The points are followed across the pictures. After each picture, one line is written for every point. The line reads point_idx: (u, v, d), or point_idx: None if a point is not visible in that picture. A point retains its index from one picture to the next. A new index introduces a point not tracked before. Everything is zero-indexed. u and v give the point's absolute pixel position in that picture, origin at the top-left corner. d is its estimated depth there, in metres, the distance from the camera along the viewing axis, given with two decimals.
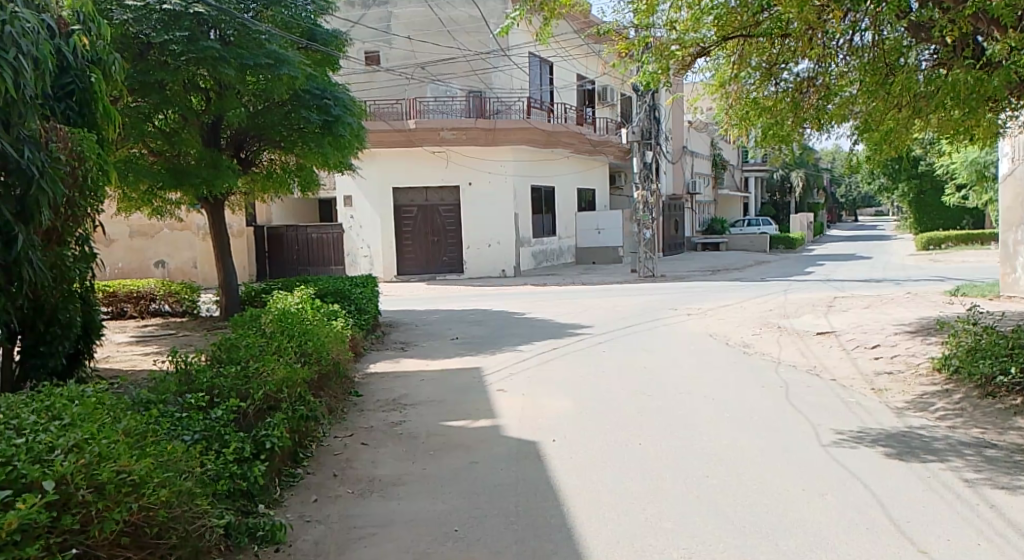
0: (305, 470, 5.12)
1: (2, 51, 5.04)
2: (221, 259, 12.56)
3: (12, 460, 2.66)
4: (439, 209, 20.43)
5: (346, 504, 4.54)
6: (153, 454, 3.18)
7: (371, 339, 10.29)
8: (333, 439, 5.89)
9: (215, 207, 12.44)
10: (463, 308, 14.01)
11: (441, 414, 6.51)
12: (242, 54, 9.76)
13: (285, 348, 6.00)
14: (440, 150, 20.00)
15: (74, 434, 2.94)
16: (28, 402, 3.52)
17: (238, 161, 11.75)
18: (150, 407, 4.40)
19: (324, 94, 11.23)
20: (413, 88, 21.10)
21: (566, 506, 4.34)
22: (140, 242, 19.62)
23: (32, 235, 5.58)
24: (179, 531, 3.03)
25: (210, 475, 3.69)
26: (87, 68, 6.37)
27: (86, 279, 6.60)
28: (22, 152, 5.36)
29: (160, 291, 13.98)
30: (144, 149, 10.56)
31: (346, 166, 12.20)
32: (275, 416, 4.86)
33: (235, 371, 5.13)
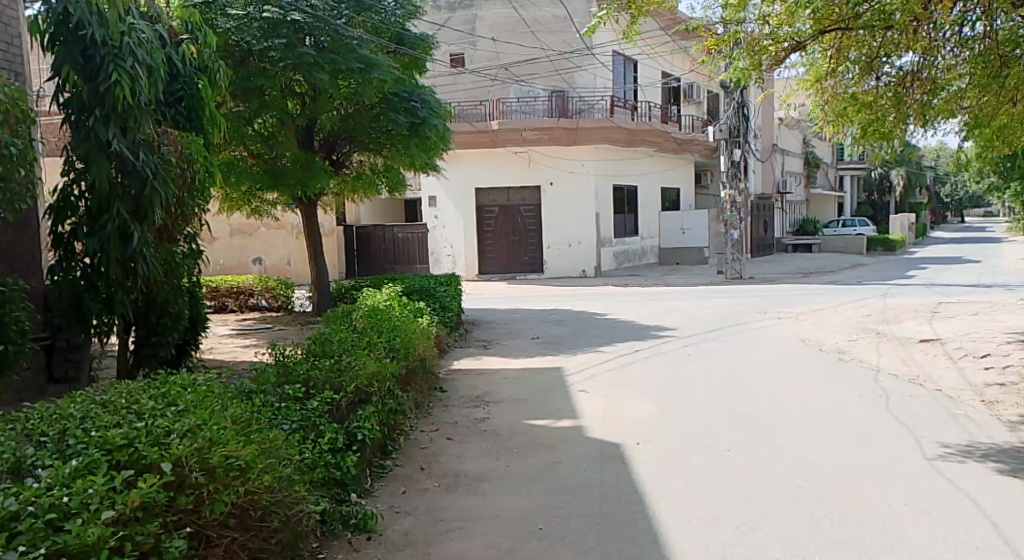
0: (394, 462, 5.28)
1: (121, 60, 5.54)
2: (314, 257, 13.00)
3: (134, 442, 2.86)
4: (520, 209, 20.56)
5: (433, 498, 4.64)
6: (257, 441, 3.34)
7: (455, 337, 10.44)
8: (421, 433, 6.04)
9: (308, 207, 12.87)
10: (546, 308, 14.06)
11: (524, 412, 6.57)
12: (335, 60, 10.14)
13: (375, 343, 6.18)
14: (522, 150, 20.09)
15: (188, 421, 3.14)
16: (147, 388, 3.79)
17: (330, 163, 12.06)
18: (252, 395, 4.64)
19: (412, 97, 11.48)
20: (496, 90, 21.37)
21: (653, 510, 4.31)
22: (240, 240, 20.53)
23: (147, 233, 5.96)
24: (280, 516, 3.15)
25: (307, 463, 3.85)
26: (195, 75, 6.74)
27: (195, 274, 6.95)
28: (138, 154, 5.76)
29: (257, 287, 14.61)
30: (244, 152, 11.00)
31: (433, 168, 12.43)
32: (366, 409, 5.01)
33: (329, 365, 5.35)
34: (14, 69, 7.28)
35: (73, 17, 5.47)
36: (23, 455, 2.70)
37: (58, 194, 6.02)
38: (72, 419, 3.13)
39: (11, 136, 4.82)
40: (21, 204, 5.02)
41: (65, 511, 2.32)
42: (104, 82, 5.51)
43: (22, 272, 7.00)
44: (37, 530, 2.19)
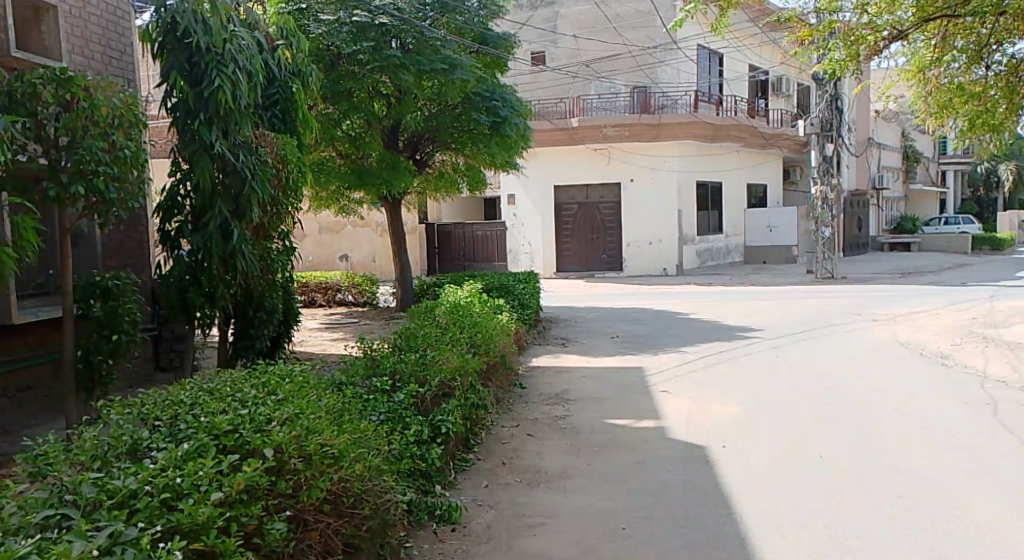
0: (476, 456, 5.36)
1: (223, 66, 5.82)
2: (397, 254, 13.28)
3: (239, 428, 3.01)
4: (600, 206, 20.45)
5: (514, 493, 4.69)
6: (349, 431, 3.45)
7: (533, 334, 10.50)
8: (502, 428, 6.10)
9: (392, 205, 13.16)
10: (627, 306, 13.96)
11: (606, 411, 6.54)
12: (420, 61, 10.35)
13: (458, 339, 6.28)
14: (602, 147, 20.00)
15: (286, 410, 3.28)
16: (249, 377, 4.00)
17: (414, 162, 12.32)
18: (343, 386, 4.80)
19: (493, 96, 11.60)
20: (577, 87, 21.31)
21: (741, 515, 4.22)
22: (329, 238, 21.18)
23: (246, 230, 6.27)
24: (371, 504, 3.26)
25: (394, 454, 3.96)
26: (289, 79, 7.00)
27: (289, 269, 7.25)
28: (237, 155, 6.06)
29: (345, 282, 15.06)
30: (334, 152, 11.32)
31: (513, 166, 12.51)
32: (450, 402, 5.11)
33: (414, 359, 5.46)
34: (127, 76, 7.73)
35: (180, 26, 5.80)
36: (139, 437, 2.88)
37: (164, 194, 6.37)
38: (182, 405, 3.32)
39: (125, 138, 5.14)
40: (134, 203, 5.33)
41: (178, 491, 2.44)
42: (208, 87, 5.81)
43: (134, 265, 7.46)
44: (154, 507, 2.32)
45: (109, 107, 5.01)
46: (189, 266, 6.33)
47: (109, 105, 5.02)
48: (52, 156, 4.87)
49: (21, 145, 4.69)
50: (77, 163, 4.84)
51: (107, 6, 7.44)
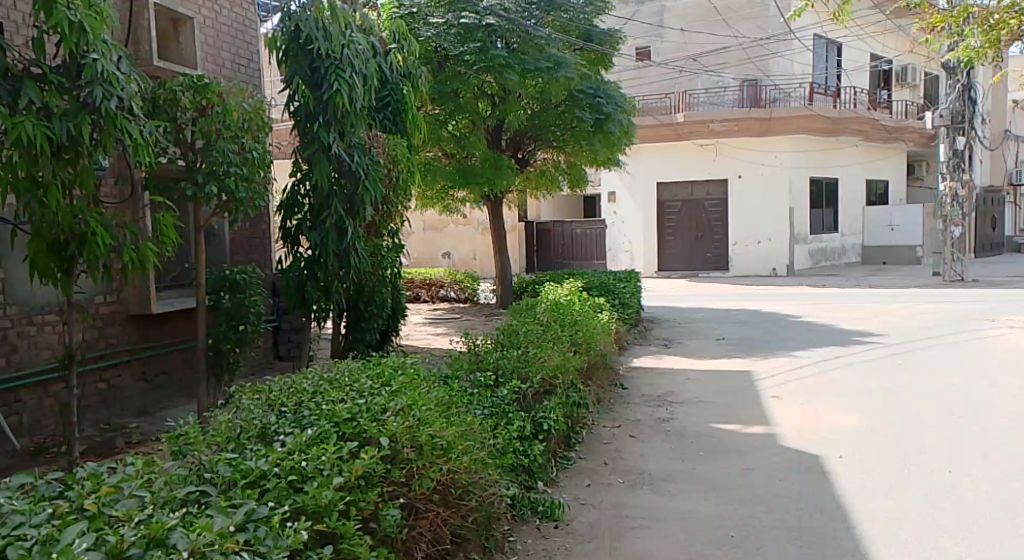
0: (578, 455, 5.38)
1: (341, 71, 6.11)
2: (499, 252, 13.44)
3: (356, 417, 3.16)
4: (705, 203, 20.02)
5: (618, 494, 4.67)
6: (457, 423, 3.55)
7: (634, 333, 10.38)
8: (603, 428, 6.09)
9: (494, 203, 13.31)
10: (733, 308, 13.57)
11: (711, 415, 6.41)
12: (524, 60, 10.45)
13: (560, 336, 6.30)
14: (709, 142, 19.52)
15: (400, 400, 3.40)
16: (364, 368, 4.17)
17: (516, 161, 12.42)
18: (448, 380, 4.93)
19: (598, 93, 11.52)
20: (683, 81, 20.89)
21: (860, 529, 4.05)
22: (432, 235, 21.71)
23: (359, 228, 6.55)
24: (477, 496, 3.33)
25: (499, 449, 4.03)
26: (401, 81, 7.22)
27: (397, 266, 7.49)
28: (353, 155, 6.34)
29: (448, 279, 15.38)
30: (439, 153, 11.56)
31: (616, 163, 12.40)
32: (552, 400, 5.16)
33: (516, 355, 5.53)
34: (253, 82, 8.17)
35: (303, 33, 6.12)
36: (268, 422, 3.07)
37: (285, 192, 6.70)
38: (304, 393, 3.50)
39: (253, 141, 5.48)
40: (260, 202, 5.65)
41: (302, 474, 2.59)
42: (327, 91, 6.10)
43: (257, 259, 7.91)
44: (281, 489, 2.46)
45: (240, 111, 5.34)
46: (307, 261, 6.61)
47: (240, 110, 5.35)
48: (189, 158, 5.24)
49: (163, 148, 5.07)
50: (210, 164, 5.18)
51: (237, 16, 7.90)
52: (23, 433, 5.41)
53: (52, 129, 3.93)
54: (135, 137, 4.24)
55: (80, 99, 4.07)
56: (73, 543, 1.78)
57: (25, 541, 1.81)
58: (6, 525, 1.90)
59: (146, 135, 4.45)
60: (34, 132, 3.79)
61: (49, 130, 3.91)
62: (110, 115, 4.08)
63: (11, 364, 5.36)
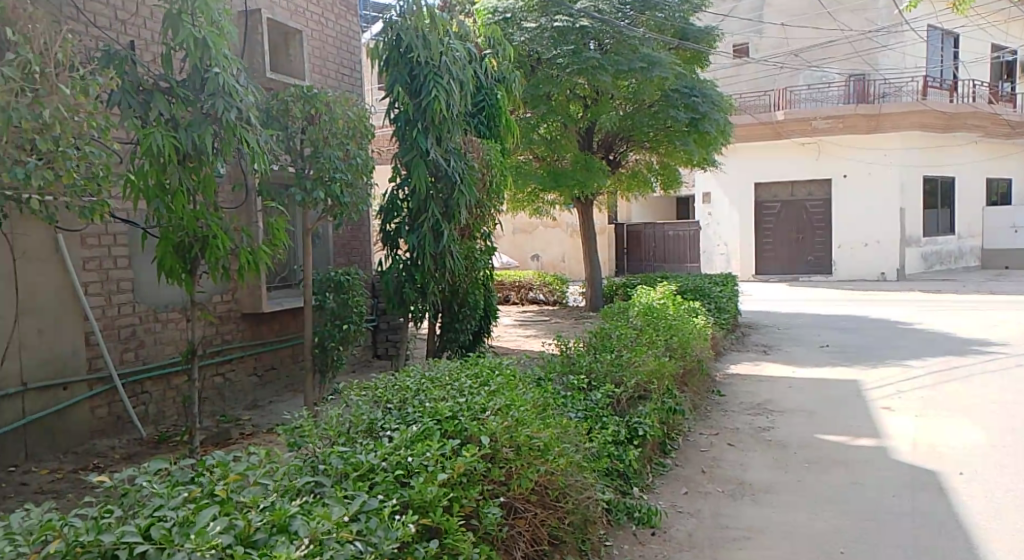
0: (674, 462, 5.30)
1: (439, 77, 6.29)
2: (590, 255, 13.39)
3: (458, 415, 3.25)
4: (806, 204, 19.35)
5: (718, 503, 4.56)
6: (554, 425, 3.57)
7: (731, 340, 10.11)
8: (699, 435, 5.97)
9: (584, 206, 13.27)
10: (837, 313, 13.02)
11: (816, 426, 6.18)
12: (618, 61, 10.38)
13: (654, 341, 6.23)
14: (811, 141, 18.79)
15: (499, 400, 3.46)
16: (462, 368, 4.26)
17: (608, 162, 12.36)
18: (542, 382, 4.96)
19: (694, 92, 11.26)
20: (784, 78, 20.25)
21: (984, 550, 3.82)
22: (521, 238, 21.75)
23: (453, 231, 6.71)
24: (573, 499, 3.33)
25: (595, 452, 4.03)
26: (495, 86, 7.32)
27: (490, 269, 7.58)
28: (449, 160, 6.51)
29: (536, 282, 15.46)
30: (530, 156, 11.61)
31: (710, 163, 12.16)
32: (647, 405, 5.10)
33: (610, 359, 5.49)
34: (355, 91, 8.45)
35: (404, 42, 6.32)
36: (375, 419, 3.19)
37: (384, 197, 6.89)
38: (408, 390, 3.62)
39: (356, 147, 5.71)
40: (363, 206, 5.87)
41: (408, 469, 2.67)
42: (426, 98, 6.29)
43: (358, 262, 8.19)
44: (389, 483, 2.55)
45: (345, 120, 5.58)
46: (405, 263, 6.77)
47: (345, 118, 5.57)
48: (299, 166, 5.49)
49: (276, 156, 5.34)
50: (318, 171, 5.42)
51: (341, 28, 8.22)
52: (149, 423, 5.78)
53: (178, 138, 4.24)
54: (252, 145, 4.49)
55: (204, 111, 4.35)
56: (207, 526, 1.91)
57: (165, 522, 1.95)
58: (148, 507, 2.05)
59: (261, 144, 4.69)
60: (162, 143, 4.11)
61: (176, 140, 4.22)
62: (230, 125, 4.33)
63: (138, 358, 5.75)
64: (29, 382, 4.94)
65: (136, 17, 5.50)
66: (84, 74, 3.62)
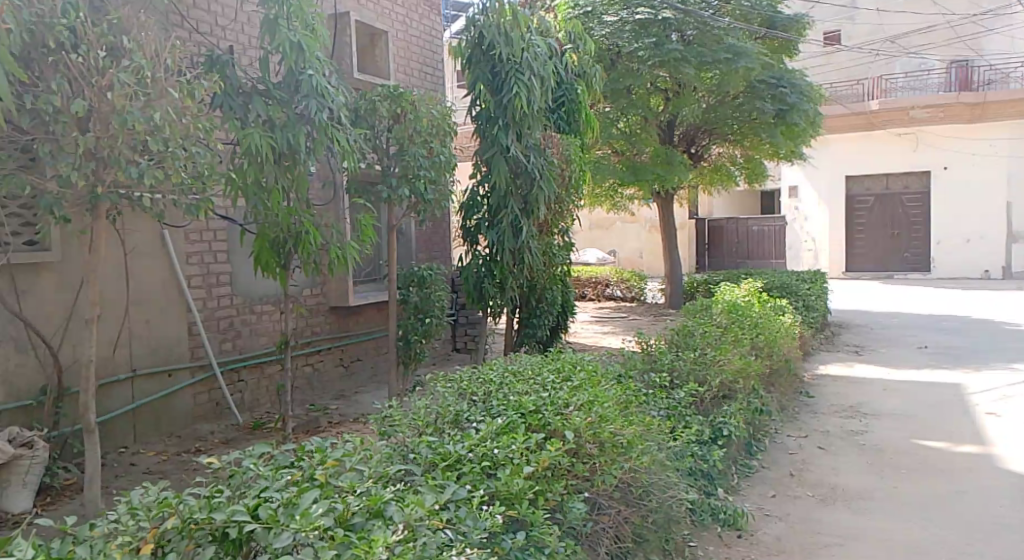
0: (761, 464, 5.19)
1: (520, 74, 6.32)
2: (670, 251, 13.21)
3: (541, 409, 3.28)
4: (902, 198, 18.50)
5: (807, 508, 4.44)
6: (637, 422, 3.56)
7: (820, 339, 9.80)
8: (787, 437, 5.83)
9: (664, 201, 13.10)
10: (933, 313, 12.43)
11: (911, 430, 5.94)
12: (702, 52, 10.19)
13: (740, 339, 6.09)
14: (908, 131, 17.93)
15: (582, 396, 3.47)
16: (545, 363, 4.29)
17: (689, 156, 12.16)
18: (623, 378, 4.93)
19: (782, 83, 10.90)
20: (879, 66, 19.51)
21: None
22: (599, 233, 21.60)
23: (532, 227, 6.75)
24: (657, 497, 3.30)
25: (678, 451, 3.97)
26: (575, 81, 7.29)
27: (568, 265, 7.59)
28: (529, 156, 6.56)
29: (614, 278, 15.37)
30: (609, 151, 11.54)
31: (797, 156, 11.83)
32: (732, 405, 5.00)
33: (694, 356, 5.39)
34: (438, 89, 8.58)
35: (486, 39, 6.38)
36: (460, 411, 3.26)
37: (465, 193, 6.98)
38: (492, 383, 3.67)
39: (440, 145, 5.81)
40: (446, 203, 5.98)
41: (495, 461, 2.72)
42: (507, 94, 6.34)
43: (439, 257, 8.33)
44: (476, 473, 2.60)
45: (429, 118, 5.66)
46: (484, 259, 6.85)
47: (429, 116, 5.68)
48: (385, 164, 5.63)
49: (364, 154, 5.50)
50: (404, 168, 5.55)
51: (424, 27, 8.36)
52: (245, 410, 6.06)
53: (274, 139, 4.43)
54: (342, 144, 4.65)
55: (297, 111, 4.54)
56: (310, 507, 1.99)
57: (271, 503, 2.05)
58: (255, 489, 2.16)
59: (351, 143, 4.85)
60: (260, 143, 4.31)
61: (273, 140, 4.41)
62: (322, 125, 4.52)
63: (236, 348, 6.04)
64: (138, 369, 5.24)
65: (234, 23, 5.74)
66: (190, 79, 3.81)
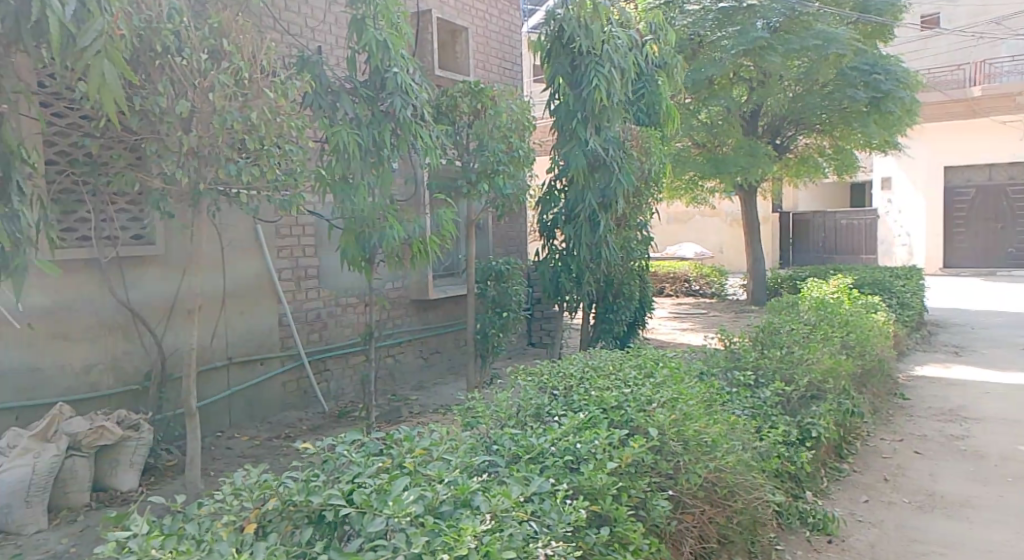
0: (852, 467, 5.02)
1: (600, 66, 6.29)
2: (753, 246, 12.90)
3: (624, 405, 3.26)
4: (1007, 190, 17.46)
5: (904, 515, 4.27)
6: (722, 421, 3.50)
7: (916, 338, 9.37)
8: (881, 441, 5.61)
9: (747, 194, 12.77)
10: None
11: (1016, 437, 5.62)
12: (789, 40, 9.87)
13: (830, 338, 5.89)
14: (1013, 119, 16.80)
15: (666, 393, 3.44)
16: (626, 359, 4.26)
17: (774, 147, 11.81)
18: (706, 376, 4.85)
19: (875, 69, 10.30)
20: (982, 49, 18.56)
21: None
22: (676, 227, 21.24)
23: (610, 221, 6.68)
24: (743, 498, 3.24)
25: (765, 452, 3.88)
26: (655, 72, 7.19)
27: (647, 259, 7.51)
28: (608, 149, 6.51)
29: (693, 274, 15.13)
30: (690, 143, 11.36)
31: (891, 145, 11.32)
32: (822, 406, 4.85)
33: (781, 355, 5.24)
34: (517, 83, 8.61)
35: (566, 33, 6.37)
36: (542, 404, 3.29)
37: (543, 188, 7.00)
38: (573, 378, 3.69)
39: (519, 140, 5.83)
40: (524, 197, 6.01)
41: (577, 455, 2.72)
42: (586, 87, 6.31)
43: (515, 252, 8.38)
44: (560, 467, 2.62)
45: (509, 113, 5.70)
46: (562, 254, 6.86)
47: (509, 111, 5.72)
48: (465, 159, 5.70)
49: (445, 149, 5.57)
50: (484, 163, 5.61)
51: (504, 22, 8.41)
52: (331, 398, 6.25)
53: (361, 136, 4.56)
54: (425, 140, 4.74)
55: (383, 109, 4.66)
56: (401, 494, 2.06)
57: (364, 488, 2.12)
58: (348, 474, 2.24)
59: (433, 139, 4.96)
60: (347, 141, 4.44)
61: (360, 137, 4.54)
62: (406, 122, 4.64)
63: (322, 338, 6.24)
64: (233, 357, 5.49)
65: (322, 24, 5.92)
66: (284, 80, 3.96)
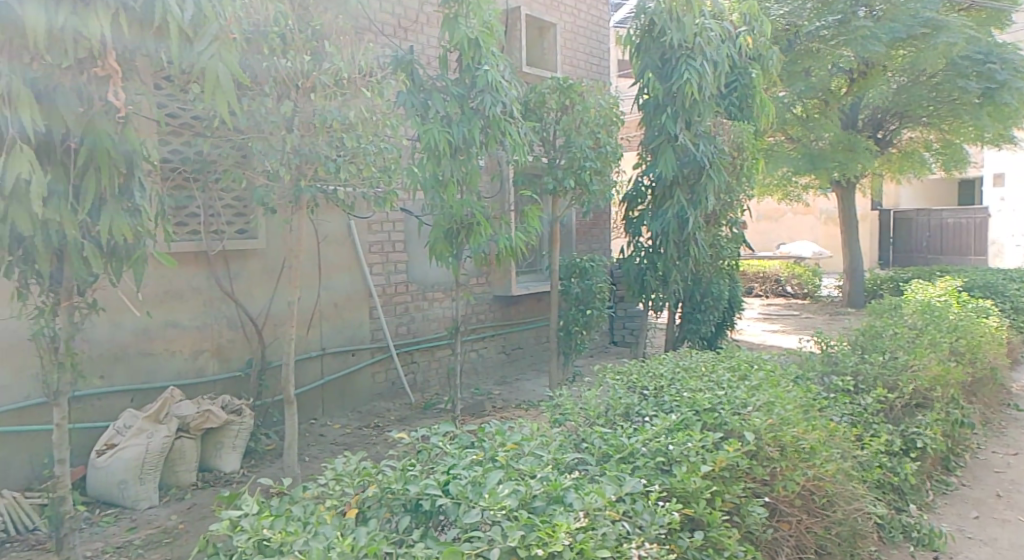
0: (960, 481, 4.76)
1: (692, 60, 6.15)
2: (851, 245, 12.38)
3: (718, 407, 3.18)
4: None
5: (1017, 534, 4.02)
6: (821, 428, 3.38)
7: None
8: (993, 454, 5.29)
9: (844, 191, 12.24)
10: None
11: None
12: (894, 29, 9.38)
13: (938, 344, 5.57)
14: None
15: (762, 396, 3.33)
16: (718, 360, 4.16)
17: (876, 142, 11.40)
18: (802, 379, 4.68)
19: (989, 58, 9.74)
20: None
21: None
22: (767, 225, 20.63)
23: (700, 218, 6.50)
24: (842, 508, 3.14)
25: (866, 462, 3.73)
26: (749, 65, 6.96)
27: (737, 258, 7.31)
28: (698, 145, 6.36)
29: (785, 273, 14.63)
30: (784, 138, 11.00)
31: (1006, 139, 10.61)
32: (927, 416, 4.61)
33: (882, 360, 5.00)
34: (604, 78, 8.52)
35: (658, 26, 6.28)
36: (631, 404, 3.25)
37: (630, 184, 6.94)
38: (664, 378, 3.63)
39: (607, 135, 5.79)
40: (611, 194, 5.96)
41: (670, 457, 2.67)
42: (677, 81, 6.18)
43: (599, 249, 8.32)
44: (651, 468, 2.59)
45: (597, 109, 5.69)
46: (648, 251, 6.77)
47: (597, 107, 5.71)
48: (552, 155, 5.69)
49: (533, 146, 5.58)
50: (570, 159, 5.59)
51: (592, 17, 8.35)
52: (418, 390, 6.37)
53: (451, 133, 4.63)
54: (513, 137, 4.77)
55: (473, 107, 4.72)
56: (496, 487, 2.08)
57: (460, 479, 2.15)
58: (443, 465, 2.28)
59: (521, 136, 4.99)
60: (438, 138, 4.53)
61: (450, 135, 4.61)
62: (495, 118, 4.68)
63: (410, 331, 6.38)
64: (328, 347, 5.67)
65: (414, 24, 6.02)
66: (379, 79, 4.07)
